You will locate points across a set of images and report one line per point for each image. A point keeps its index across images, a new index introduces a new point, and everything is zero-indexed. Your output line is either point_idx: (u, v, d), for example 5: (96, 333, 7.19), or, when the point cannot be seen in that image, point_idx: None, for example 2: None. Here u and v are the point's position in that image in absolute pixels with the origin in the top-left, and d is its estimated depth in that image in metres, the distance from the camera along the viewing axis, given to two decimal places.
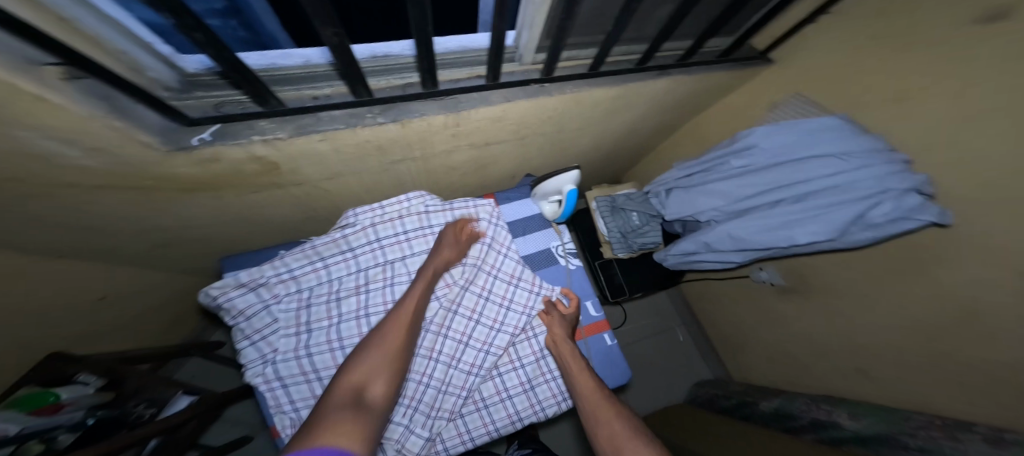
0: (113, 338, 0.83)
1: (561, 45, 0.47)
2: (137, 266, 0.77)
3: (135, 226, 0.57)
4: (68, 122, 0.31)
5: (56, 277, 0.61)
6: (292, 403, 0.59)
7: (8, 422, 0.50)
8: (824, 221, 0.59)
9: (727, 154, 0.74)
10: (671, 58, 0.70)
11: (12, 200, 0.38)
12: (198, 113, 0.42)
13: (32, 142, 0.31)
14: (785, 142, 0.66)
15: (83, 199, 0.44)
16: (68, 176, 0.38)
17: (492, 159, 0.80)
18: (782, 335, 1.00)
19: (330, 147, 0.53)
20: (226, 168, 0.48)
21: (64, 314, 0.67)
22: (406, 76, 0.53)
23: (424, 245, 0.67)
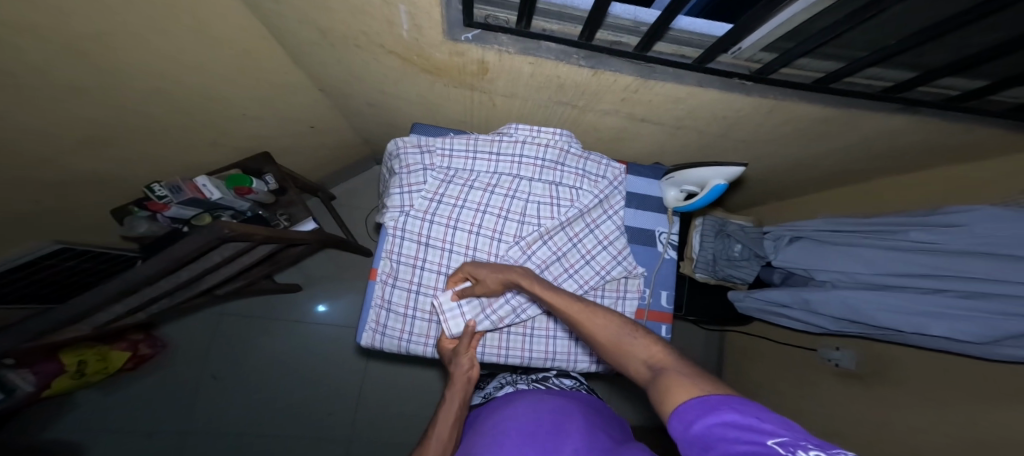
0: (314, 161, 1.16)
1: (802, 52, 0.49)
2: (346, 116, 1.02)
3: (369, 85, 0.79)
4: (428, 4, 0.48)
5: (311, 100, 0.87)
6: (399, 254, 0.73)
7: (215, 191, 0.78)
8: (981, 326, 0.52)
9: (914, 224, 0.64)
10: (933, 97, 0.59)
11: (342, 35, 0.60)
12: (478, 19, 0.56)
13: (395, 12, 0.52)
14: (1013, 232, 0.52)
15: (369, 55, 0.66)
16: (382, 35, 0.59)
17: (635, 135, 0.87)
18: (806, 414, 0.99)
19: (530, 70, 0.67)
20: (459, 63, 0.66)
21: (301, 130, 0.96)
22: (619, 37, 0.60)
23: (551, 178, 0.75)
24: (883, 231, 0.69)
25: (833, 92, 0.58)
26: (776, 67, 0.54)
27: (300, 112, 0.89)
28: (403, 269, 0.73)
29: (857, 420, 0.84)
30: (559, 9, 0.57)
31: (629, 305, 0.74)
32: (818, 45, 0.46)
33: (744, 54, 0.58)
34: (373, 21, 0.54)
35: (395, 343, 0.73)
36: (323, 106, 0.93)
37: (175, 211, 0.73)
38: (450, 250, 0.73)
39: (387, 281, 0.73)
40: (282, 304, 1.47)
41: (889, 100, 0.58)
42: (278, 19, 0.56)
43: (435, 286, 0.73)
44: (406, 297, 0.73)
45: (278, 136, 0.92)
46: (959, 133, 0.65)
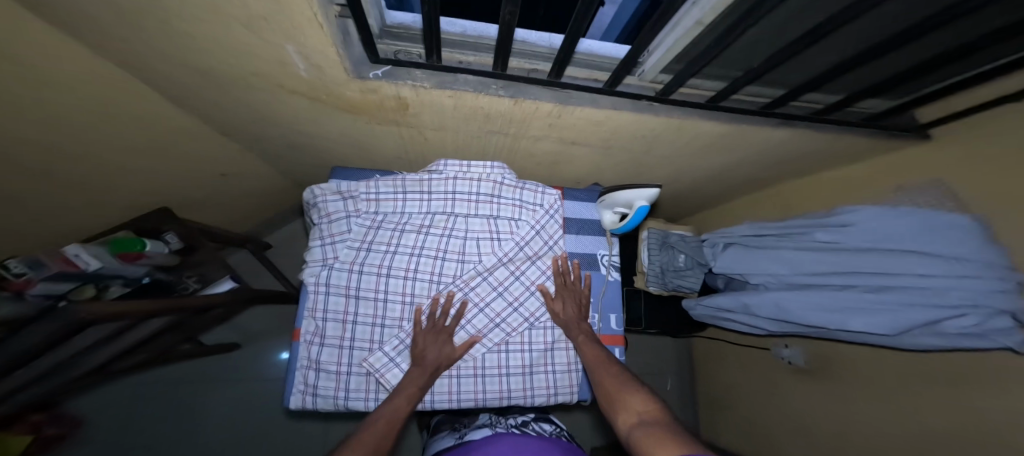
0: (237, 211, 1.05)
1: (692, 71, 0.52)
2: (267, 162, 0.94)
3: (282, 127, 0.73)
4: (318, 42, 0.46)
5: (221, 147, 0.79)
6: (325, 311, 0.64)
7: (92, 259, 0.58)
8: (889, 317, 0.57)
9: (816, 227, 0.72)
10: (806, 110, 0.69)
11: (239, 78, 0.54)
12: (385, 55, 0.56)
13: (290, 51, 0.48)
14: (896, 229, 0.61)
15: (274, 95, 0.60)
16: (284, 76, 0.54)
17: (568, 158, 0.88)
18: (780, 414, 0.98)
19: (452, 103, 0.65)
20: (376, 100, 0.63)
21: (213, 180, 0.87)
22: (535, 64, 0.61)
23: (487, 211, 0.71)
24: (792, 234, 0.76)
25: (723, 109, 0.64)
26: (674, 87, 0.57)
27: (208, 161, 0.80)
28: (331, 326, 0.64)
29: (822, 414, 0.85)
30: (476, 40, 0.57)
31: None
32: (705, 63, 0.50)
33: (648, 76, 0.63)
34: (260, 60, 0.50)
35: (332, 402, 0.62)
36: (239, 152, 0.84)
37: (42, 288, 0.48)
38: (386, 299, 0.65)
39: (314, 341, 0.64)
40: (209, 375, 1.26)
41: (771, 115, 0.65)
42: (152, 62, 0.49)
43: (371, 339, 0.64)
44: (338, 355, 0.64)
45: (180, 187, 0.81)
46: (843, 138, 0.74)
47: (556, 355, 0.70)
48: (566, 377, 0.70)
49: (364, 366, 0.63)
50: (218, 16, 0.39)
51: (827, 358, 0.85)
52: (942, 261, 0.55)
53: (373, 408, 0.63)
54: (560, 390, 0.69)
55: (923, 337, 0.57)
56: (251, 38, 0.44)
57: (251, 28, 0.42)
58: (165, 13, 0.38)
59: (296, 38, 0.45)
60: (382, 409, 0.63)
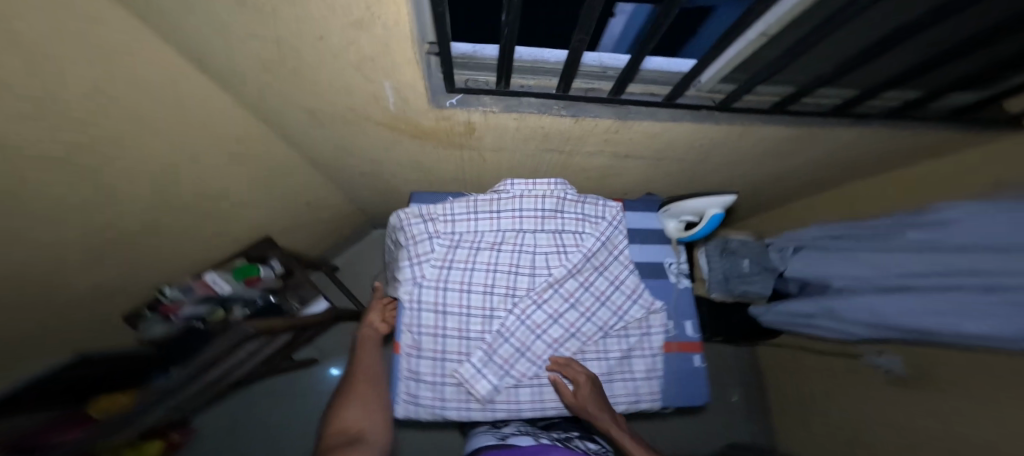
0: (313, 240, 1.14)
1: (760, 80, 0.55)
2: (338, 192, 1.02)
3: (357, 158, 0.80)
4: (410, 79, 0.51)
5: (306, 181, 0.87)
6: (418, 326, 0.68)
7: (224, 284, 0.81)
8: (1011, 321, 0.50)
9: (908, 227, 0.67)
10: (879, 108, 0.67)
11: (335, 116, 0.61)
12: (460, 85, 0.60)
13: (383, 88, 0.53)
14: (995, 225, 0.55)
15: (359, 129, 0.67)
16: (372, 111, 0.60)
17: (620, 171, 0.90)
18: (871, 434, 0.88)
19: (516, 125, 0.69)
20: (447, 126, 0.68)
21: (299, 212, 0.96)
22: (592, 83, 0.64)
23: (553, 226, 0.74)
24: (876, 235, 0.73)
25: (792, 114, 0.64)
26: (739, 95, 0.59)
27: (297, 194, 0.89)
28: (425, 339, 0.68)
29: (928, 430, 0.76)
30: (530, 65, 0.61)
31: (656, 340, 0.71)
32: (772, 72, 0.52)
33: (706, 87, 0.63)
34: (356, 97, 0.55)
35: (429, 411, 0.67)
36: (319, 184, 0.93)
37: (186, 311, 0.76)
38: (469, 313, 0.69)
39: (411, 353, 0.68)
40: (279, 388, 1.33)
41: (843, 115, 0.64)
42: (263, 103, 0.56)
43: (459, 350, 0.68)
44: (433, 366, 0.68)
45: (275, 219, 0.90)
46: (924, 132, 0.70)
47: (635, 363, 0.70)
48: (646, 384, 0.70)
49: (456, 376, 0.66)
50: (335, 60, 0.45)
51: (930, 373, 0.77)
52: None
53: (466, 417, 0.67)
54: (643, 398, 0.69)
55: None
56: (356, 77, 0.49)
57: (354, 69, 0.47)
58: (292, 59, 0.44)
59: (393, 76, 0.50)
60: (474, 418, 0.67)
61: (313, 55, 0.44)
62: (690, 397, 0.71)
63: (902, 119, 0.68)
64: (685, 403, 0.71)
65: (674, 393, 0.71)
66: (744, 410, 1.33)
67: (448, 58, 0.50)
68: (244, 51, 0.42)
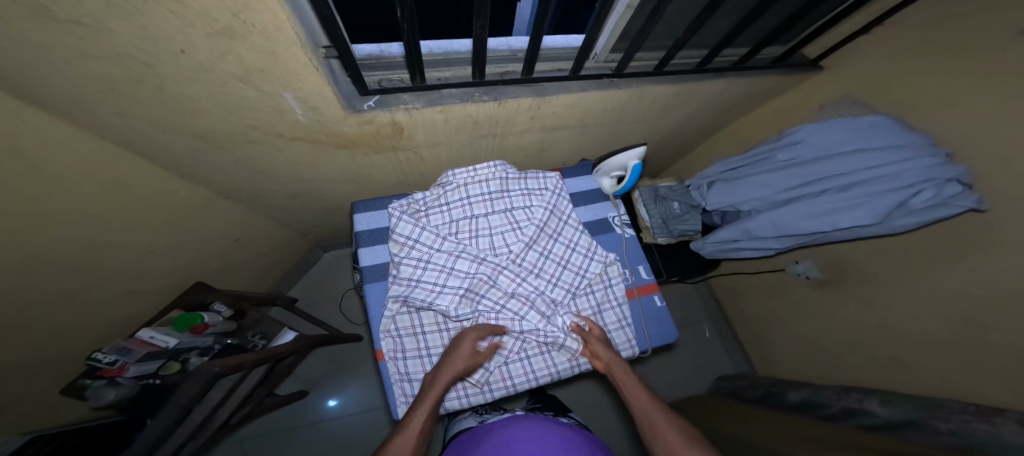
0: (257, 277, 1.07)
1: (638, 47, 0.61)
2: (273, 219, 0.96)
3: (281, 179, 0.75)
4: (313, 85, 0.49)
5: (230, 215, 0.81)
6: (398, 329, 0.71)
7: (168, 337, 0.69)
8: (870, 207, 0.64)
9: (774, 149, 0.81)
10: (727, 62, 0.78)
11: (243, 140, 0.57)
12: (373, 85, 0.59)
13: (288, 98, 0.50)
14: (835, 137, 0.71)
15: (276, 148, 0.63)
16: (284, 126, 0.57)
17: (554, 143, 0.93)
18: (809, 327, 1.03)
19: (443, 117, 0.70)
20: (372, 130, 0.67)
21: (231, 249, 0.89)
22: (506, 66, 0.68)
23: (503, 206, 0.76)
24: (758, 160, 0.83)
25: (668, 72, 0.71)
26: (628, 61, 0.65)
27: (225, 230, 0.82)
28: (406, 340, 0.71)
29: (845, 309, 0.91)
30: (444, 57, 0.63)
31: (618, 289, 0.78)
32: (639, 41, 0.58)
33: (602, 57, 0.70)
34: (258, 112, 0.52)
35: None
36: (247, 215, 0.86)
37: (134, 371, 0.64)
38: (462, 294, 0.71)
39: (397, 356, 0.70)
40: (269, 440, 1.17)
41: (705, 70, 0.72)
42: (151, 136, 0.50)
43: (443, 343, 0.72)
44: (422, 364, 0.71)
45: (198, 261, 0.81)
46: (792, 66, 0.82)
47: (607, 316, 0.76)
48: (621, 334, 0.76)
49: None
50: (225, 77, 0.42)
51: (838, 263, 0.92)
52: (885, 153, 0.65)
53: (466, 403, 0.72)
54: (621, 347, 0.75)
55: (904, 219, 0.63)
56: (248, 91, 0.46)
57: (247, 83, 0.44)
58: (170, 79, 0.40)
59: (296, 85, 0.48)
60: (475, 402, 0.72)
61: (192, 73, 0.40)
62: (660, 338, 0.79)
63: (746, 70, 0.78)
64: (657, 342, 0.78)
65: (646, 335, 0.78)
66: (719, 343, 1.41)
67: (353, 59, 0.48)
68: (104, 76, 0.37)
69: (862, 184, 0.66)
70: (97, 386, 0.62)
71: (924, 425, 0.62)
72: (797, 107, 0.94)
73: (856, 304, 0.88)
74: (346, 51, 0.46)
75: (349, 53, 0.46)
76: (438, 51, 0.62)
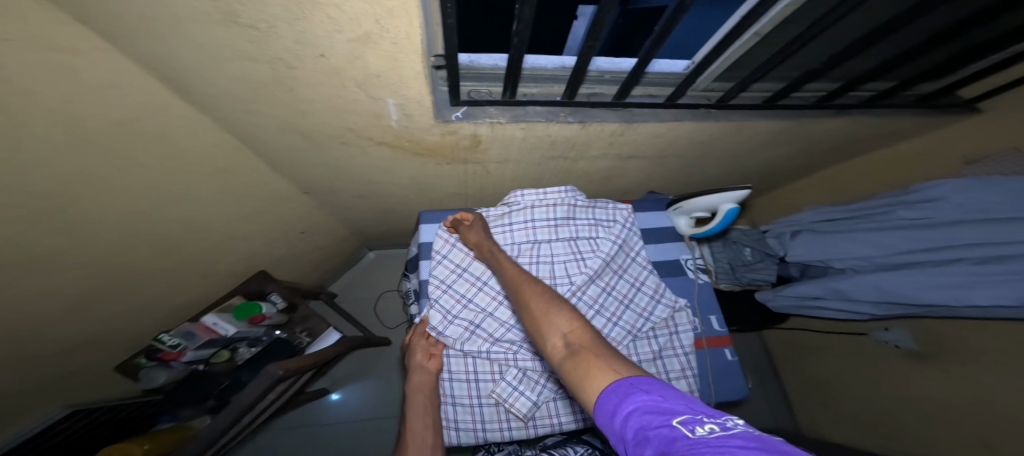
0: (308, 268, 1.07)
1: (753, 79, 0.56)
2: (335, 216, 0.96)
3: (358, 180, 0.75)
4: (416, 92, 0.48)
5: (303, 209, 0.82)
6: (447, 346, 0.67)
7: (228, 325, 0.67)
8: (1019, 288, 0.54)
9: (896, 205, 0.72)
10: (859, 98, 0.69)
11: (337, 143, 0.58)
12: (466, 97, 0.58)
13: (389, 105, 0.49)
14: (982, 200, 0.61)
15: (364, 152, 0.63)
16: (378, 132, 0.57)
17: (623, 172, 0.90)
18: (888, 407, 0.90)
19: (522, 134, 0.68)
20: (452, 140, 0.65)
21: (297, 241, 0.90)
22: (595, 88, 0.64)
23: (567, 234, 0.72)
24: (869, 214, 0.75)
25: (780, 107, 0.65)
26: (735, 92, 0.61)
27: (295, 223, 0.83)
28: (454, 360, 0.67)
29: (948, 397, 0.78)
30: (531, 73, 0.60)
31: (686, 338, 0.70)
32: (761, 71, 0.54)
33: (702, 86, 0.65)
34: (361, 117, 0.51)
35: (472, 435, 0.65)
36: (315, 211, 0.87)
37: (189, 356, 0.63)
38: (475, 332, 0.67)
39: (443, 376, 0.66)
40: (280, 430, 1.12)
41: (827, 107, 0.66)
42: (260, 132, 0.51)
43: (492, 369, 0.67)
44: (468, 388, 0.66)
45: (268, 252, 0.82)
46: (909, 115, 0.75)
47: (669, 363, 0.69)
48: (682, 384, 0.68)
49: (493, 396, 0.65)
50: (344, 80, 0.41)
51: (939, 340, 0.79)
52: None
53: (509, 437, 0.66)
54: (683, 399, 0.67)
55: None
56: (358, 95, 0.45)
57: (363, 86, 0.43)
58: (298, 82, 0.40)
59: (401, 92, 0.47)
60: (517, 437, 0.66)
61: (317, 74, 0.39)
62: (727, 392, 0.70)
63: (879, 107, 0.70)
64: (723, 397, 0.70)
65: (712, 387, 0.69)
66: (764, 398, 1.26)
67: (457, 72, 0.46)
68: (242, 75, 0.37)
69: (1018, 257, 0.56)
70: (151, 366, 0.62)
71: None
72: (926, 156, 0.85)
73: (963, 393, 0.75)
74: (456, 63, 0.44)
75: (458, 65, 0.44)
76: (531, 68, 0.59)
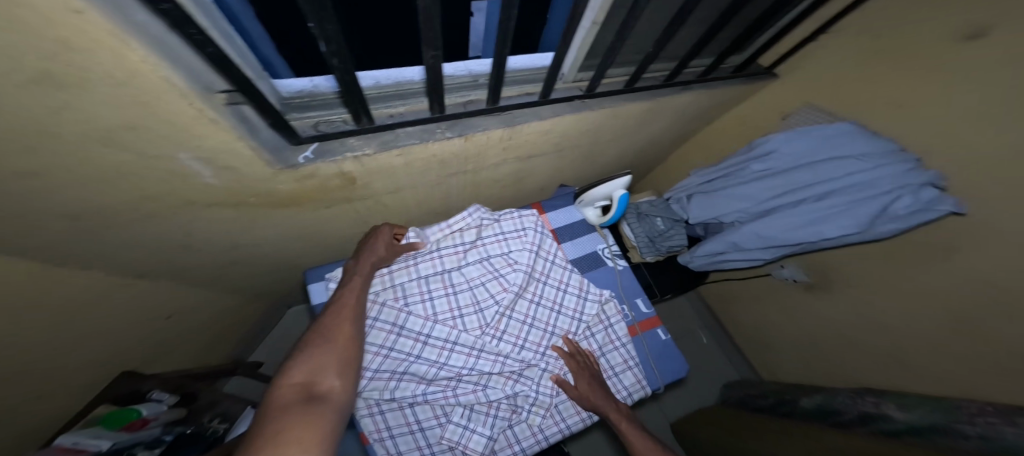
0: (197, 355, 0.89)
1: (608, 65, 0.57)
2: (214, 289, 0.81)
3: (217, 244, 0.62)
4: (219, 142, 0.38)
5: (159, 292, 0.67)
6: (377, 404, 0.58)
7: (99, 438, 0.55)
8: (851, 215, 0.64)
9: (749, 160, 0.81)
10: (693, 74, 0.78)
11: (149, 216, 0.46)
12: (304, 132, 0.50)
13: (182, 161, 0.38)
14: (806, 147, 0.72)
15: (200, 214, 0.51)
16: (198, 191, 0.46)
17: (529, 172, 0.88)
18: (804, 329, 1.01)
19: (403, 161, 0.61)
20: (317, 184, 0.56)
21: (165, 327, 0.74)
22: (469, 94, 0.61)
23: (478, 256, 0.67)
24: (734, 172, 0.84)
25: (639, 89, 0.70)
26: (599, 80, 0.62)
27: (151, 309, 0.68)
28: (392, 416, 0.58)
29: (842, 311, 0.89)
30: (396, 88, 0.55)
31: (620, 329, 0.70)
32: (609, 60, 0.56)
33: (570, 77, 0.66)
34: (151, 179, 0.40)
35: None
36: (177, 292, 0.71)
37: None
38: (403, 377, 0.59)
39: (383, 437, 0.58)
40: None
41: (673, 84, 0.72)
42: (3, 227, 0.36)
43: (436, 413, 0.60)
44: (414, 440, 0.59)
45: (113, 354, 0.65)
46: (745, 79, 0.86)
47: (611, 358, 0.68)
48: (629, 376, 0.67)
49: (446, 441, 0.58)
50: (88, 146, 0.30)
51: (824, 266, 0.91)
52: (857, 160, 0.66)
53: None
54: (630, 392, 0.66)
55: (882, 226, 0.63)
56: (129, 157, 0.34)
57: (124, 145, 0.32)
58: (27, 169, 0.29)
59: (192, 143, 0.36)
60: None
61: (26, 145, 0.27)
62: (671, 373, 0.70)
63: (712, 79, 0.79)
64: (669, 378, 0.70)
65: (656, 372, 0.69)
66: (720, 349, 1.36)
67: (267, 104, 0.37)
68: None
69: (836, 193, 0.67)
70: None
71: (948, 430, 0.60)
72: (754, 115, 0.98)
73: (850, 304, 0.87)
74: (258, 94, 0.35)
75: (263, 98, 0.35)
76: (392, 82, 0.54)
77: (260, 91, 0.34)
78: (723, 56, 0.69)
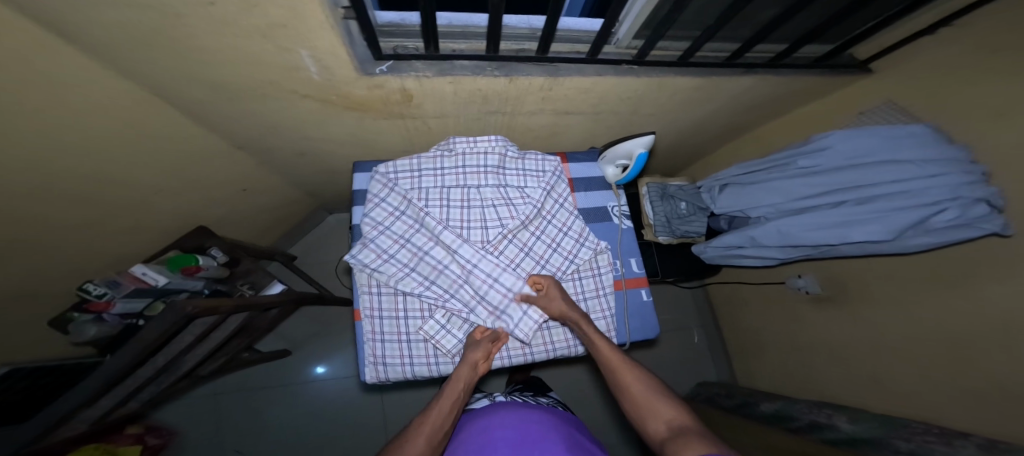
0: (258, 230, 1.09)
1: (660, 34, 0.59)
2: (283, 175, 0.98)
3: (298, 134, 0.75)
4: (328, 46, 0.47)
5: (247, 168, 0.84)
6: (379, 286, 0.68)
7: (159, 275, 0.64)
8: (885, 222, 0.62)
9: (796, 154, 0.76)
10: (761, 58, 0.75)
11: (257, 96, 0.58)
12: (387, 51, 0.58)
13: (300, 59, 0.49)
14: (862, 144, 0.67)
15: (290, 104, 0.63)
16: (299, 86, 0.57)
17: (564, 128, 0.91)
18: (802, 344, 1.01)
19: (452, 89, 0.68)
20: (380, 95, 0.65)
21: (246, 196, 0.92)
22: (522, 44, 0.65)
23: (496, 181, 0.75)
24: (776, 165, 0.80)
25: (693, 63, 0.70)
26: (649, 48, 0.63)
27: (239, 180, 0.85)
28: (386, 299, 0.68)
29: (845, 329, 0.89)
30: (463, 29, 0.61)
31: (606, 279, 0.75)
32: (664, 28, 0.56)
33: (624, 43, 0.67)
34: (271, 68, 0.50)
35: (399, 370, 0.66)
36: (256, 171, 0.88)
37: (121, 307, 0.59)
38: (411, 272, 0.68)
39: (374, 315, 0.67)
40: (267, 374, 1.26)
41: (734, 65, 0.71)
42: (178, 87, 0.51)
43: (422, 307, 0.69)
44: (397, 325, 0.67)
45: (206, 207, 0.82)
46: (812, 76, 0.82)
47: (591, 304, 0.74)
48: (602, 323, 0.73)
49: (422, 332, 0.67)
50: (236, 32, 0.40)
51: (841, 278, 0.90)
52: (912, 165, 0.62)
53: (436, 371, 0.67)
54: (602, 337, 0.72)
55: (917, 238, 0.62)
56: (265, 45, 0.44)
57: (264, 38, 0.42)
58: (189, 39, 0.40)
59: (307, 46, 0.46)
60: (444, 372, 0.67)
61: (209, 22, 0.37)
62: (640, 332, 0.76)
63: (780, 67, 0.76)
64: (637, 336, 0.76)
65: (626, 328, 0.75)
66: (707, 349, 1.40)
67: (367, 22, 0.45)
68: (127, 30, 0.36)
69: (877, 198, 0.65)
70: (82, 320, 0.59)
71: (884, 443, 0.62)
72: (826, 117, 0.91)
73: (858, 329, 0.86)
74: (364, 13, 0.43)
75: (366, 15, 0.43)
76: (459, 24, 0.61)
77: (364, 11, 0.43)
78: (799, 43, 0.67)
